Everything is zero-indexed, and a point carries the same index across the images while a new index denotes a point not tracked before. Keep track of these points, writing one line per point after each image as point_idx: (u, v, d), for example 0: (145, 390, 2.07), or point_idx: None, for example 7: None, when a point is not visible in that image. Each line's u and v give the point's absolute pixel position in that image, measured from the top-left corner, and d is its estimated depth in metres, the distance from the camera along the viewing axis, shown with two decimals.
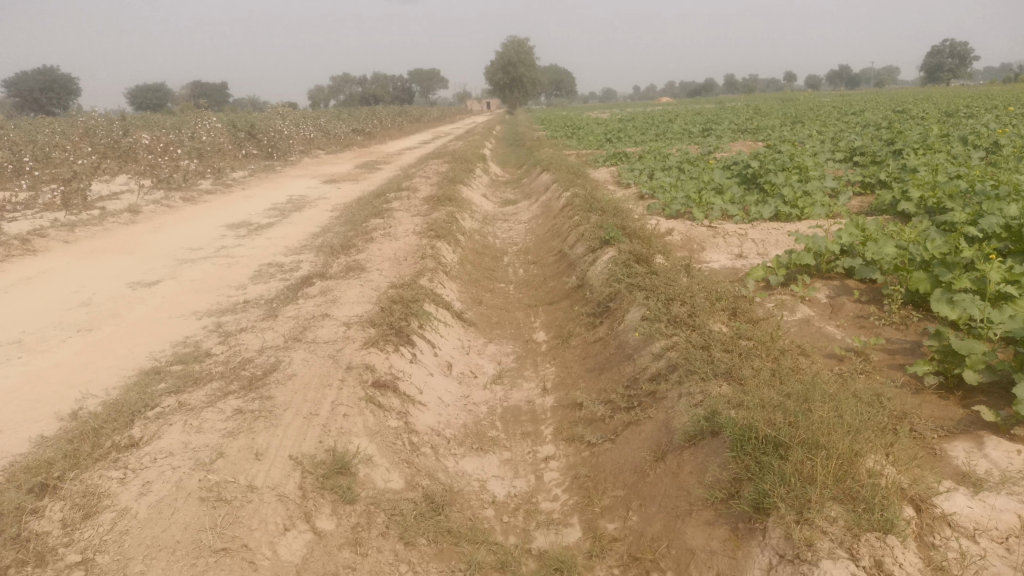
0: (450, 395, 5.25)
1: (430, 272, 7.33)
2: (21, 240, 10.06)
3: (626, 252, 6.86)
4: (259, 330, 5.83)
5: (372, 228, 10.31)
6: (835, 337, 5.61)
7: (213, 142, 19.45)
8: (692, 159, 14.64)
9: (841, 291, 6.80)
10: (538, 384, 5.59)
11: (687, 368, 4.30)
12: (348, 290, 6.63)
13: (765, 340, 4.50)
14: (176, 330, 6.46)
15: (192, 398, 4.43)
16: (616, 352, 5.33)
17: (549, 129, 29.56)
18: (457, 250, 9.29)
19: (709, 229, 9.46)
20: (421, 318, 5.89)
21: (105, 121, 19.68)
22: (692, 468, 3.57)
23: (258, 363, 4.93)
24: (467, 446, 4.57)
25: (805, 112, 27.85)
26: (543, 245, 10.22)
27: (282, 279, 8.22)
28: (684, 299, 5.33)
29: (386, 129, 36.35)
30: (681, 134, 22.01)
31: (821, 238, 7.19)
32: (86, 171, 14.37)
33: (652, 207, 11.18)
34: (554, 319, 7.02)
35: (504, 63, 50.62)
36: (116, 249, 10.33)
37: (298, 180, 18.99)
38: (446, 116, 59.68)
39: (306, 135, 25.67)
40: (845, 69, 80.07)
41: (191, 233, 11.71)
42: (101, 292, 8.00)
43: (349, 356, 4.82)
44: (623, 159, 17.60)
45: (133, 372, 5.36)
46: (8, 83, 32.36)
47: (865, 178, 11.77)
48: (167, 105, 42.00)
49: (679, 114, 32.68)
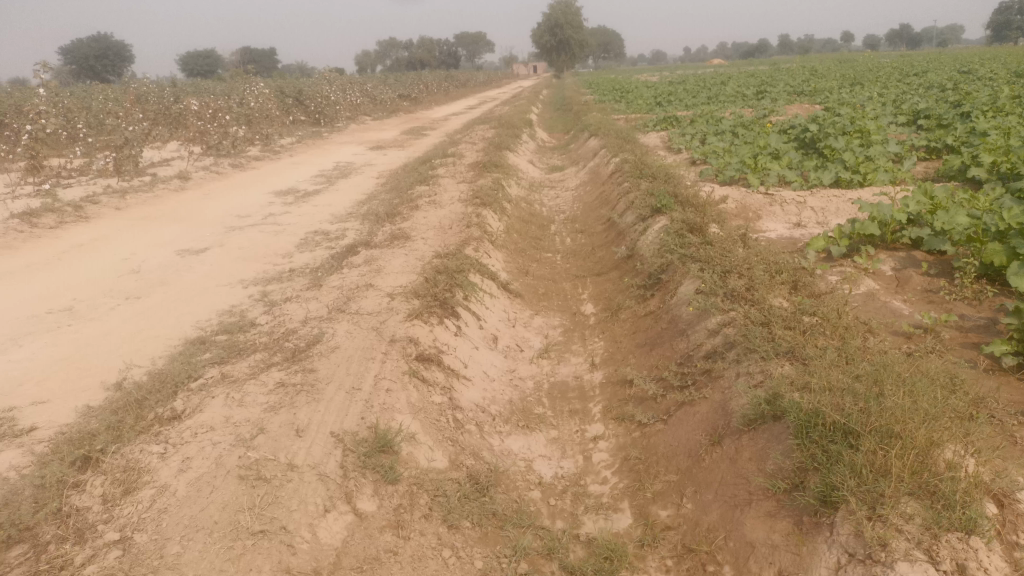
0: (496, 369, 5.11)
1: (476, 242, 7.18)
2: (74, 207, 10.21)
3: (679, 221, 6.58)
4: (304, 300, 5.76)
5: (417, 195, 10.17)
6: (902, 314, 5.30)
7: (262, 108, 19.52)
8: (747, 123, 14.13)
9: (907, 263, 6.44)
10: (586, 359, 5.42)
11: (746, 346, 4.07)
12: (393, 259, 6.52)
13: (830, 317, 4.24)
14: (223, 298, 6.44)
15: (235, 369, 4.37)
16: (669, 327, 5.12)
17: (597, 93, 28.95)
18: (504, 218, 9.11)
19: (765, 197, 9.09)
20: (467, 289, 5.75)
21: (156, 88, 19.87)
22: (752, 455, 3.36)
23: (302, 334, 4.84)
24: (513, 424, 4.43)
25: (864, 73, 26.71)
26: (591, 213, 9.98)
27: (329, 247, 8.15)
28: (742, 271, 5.07)
29: (432, 94, 36.11)
30: (734, 97, 21.32)
31: (887, 207, 6.81)
32: (137, 138, 14.53)
33: (705, 173, 10.83)
34: (603, 291, 6.82)
35: (551, 26, 49.69)
36: (167, 217, 10.41)
37: (345, 147, 18.96)
38: (493, 81, 59.10)
39: (353, 102, 25.63)
40: (907, 28, 76.70)
41: (240, 200, 11.75)
42: (151, 259, 8.04)
43: (393, 328, 4.70)
44: (674, 124, 17.12)
45: (179, 341, 5.33)
46: (65, 51, 32.96)
47: (931, 142, 11.19)
48: (218, 71, 42.41)
49: (732, 76, 31.70)
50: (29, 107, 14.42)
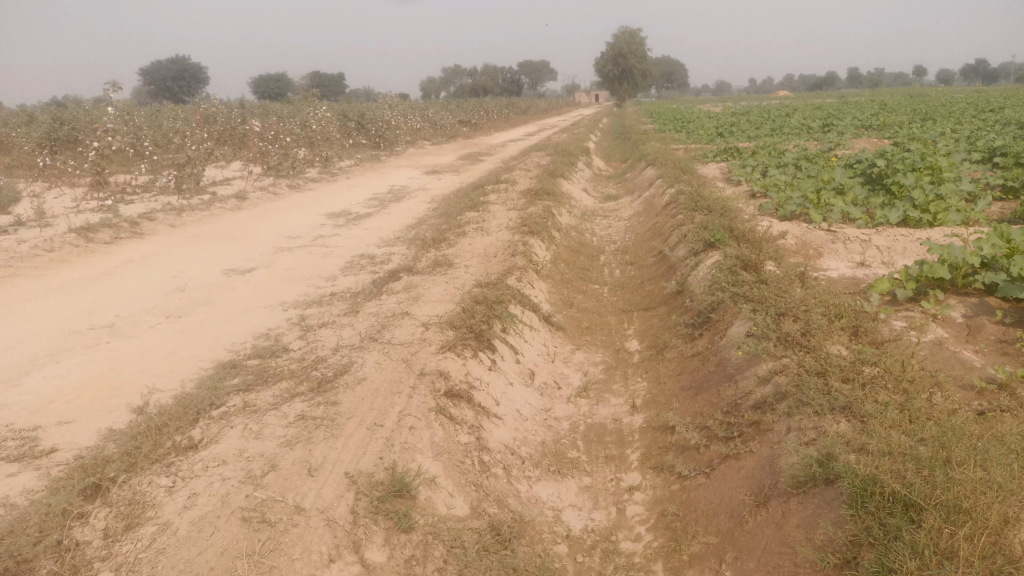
0: (531, 408, 4.87)
1: (520, 271, 6.98)
2: (131, 222, 10.40)
3: (733, 257, 6.27)
4: (339, 326, 5.63)
5: (466, 221, 10.07)
6: (974, 366, 4.89)
7: (323, 130, 19.83)
8: (810, 156, 13.68)
9: (980, 310, 6.01)
10: (627, 400, 5.14)
11: (799, 398, 3.75)
12: (432, 287, 6.37)
13: (893, 370, 3.89)
14: (262, 321, 6.36)
15: (259, 398, 4.24)
16: (716, 370, 4.82)
17: (658, 123, 28.70)
18: (552, 247, 8.90)
19: (827, 233, 8.69)
20: (505, 321, 5.54)
21: (223, 109, 20.39)
22: (799, 522, 3.05)
23: (331, 363, 4.69)
24: (544, 468, 4.18)
25: (936, 107, 25.90)
26: (643, 245, 9.70)
27: (372, 272, 8.06)
28: (798, 314, 4.74)
29: (492, 120, 36.34)
30: (798, 129, 20.81)
31: (959, 249, 6.40)
32: (200, 157, 14.84)
33: (764, 207, 10.46)
34: (649, 327, 6.53)
35: (614, 55, 49.73)
36: (219, 235, 10.51)
37: (401, 170, 19.10)
38: (554, 108, 59.28)
39: (413, 126, 25.91)
40: (982, 64, 74.49)
41: (293, 221, 11.83)
42: (198, 278, 8.07)
43: (423, 361, 4.52)
44: (735, 155, 16.72)
45: (211, 364, 5.25)
46: (144, 73, 34.27)
47: (1008, 181, 10.63)
48: (286, 94, 43.61)
49: (798, 108, 31.12)
50: (99, 125, 14.88)
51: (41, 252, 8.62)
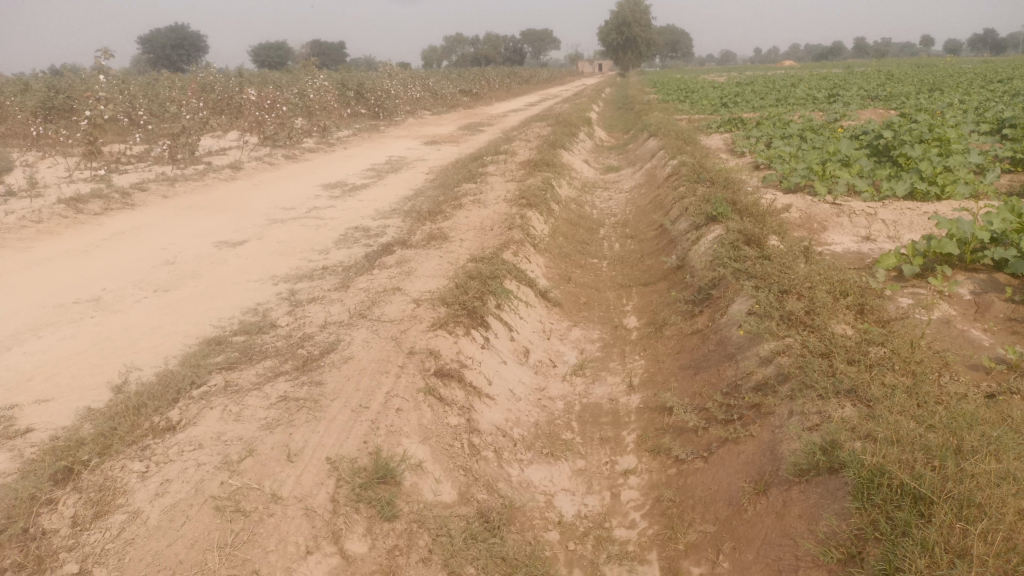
0: (525, 387, 4.72)
1: (516, 245, 6.81)
2: (122, 193, 10.20)
3: (735, 231, 6.09)
4: (328, 302, 5.47)
5: (463, 193, 9.86)
6: (982, 346, 4.74)
7: (320, 100, 19.50)
8: (815, 127, 13.42)
9: (989, 287, 5.84)
10: (624, 379, 4.99)
11: (802, 381, 3.59)
12: (425, 261, 6.19)
13: (900, 351, 3.74)
14: (251, 295, 6.20)
15: (242, 377, 4.09)
16: (716, 349, 4.66)
17: (661, 93, 28.26)
18: (550, 220, 8.70)
19: (832, 206, 8.48)
20: (500, 297, 5.38)
21: (220, 77, 20.05)
22: (801, 513, 2.91)
23: (317, 341, 4.53)
24: (537, 451, 4.04)
25: (942, 77, 25.52)
26: (643, 218, 9.51)
27: (366, 245, 7.88)
28: (802, 292, 4.58)
29: (493, 89, 35.83)
30: (803, 99, 20.46)
31: (968, 223, 6.22)
32: (194, 126, 14.58)
33: (768, 179, 10.24)
34: (648, 303, 6.37)
35: (618, 24, 48.95)
36: (211, 206, 10.32)
37: (400, 140, 18.82)
38: (556, 78, 58.57)
39: (413, 95, 25.54)
40: (990, 35, 73.57)
41: (288, 192, 11.62)
42: (188, 250, 7.90)
43: (413, 339, 4.36)
44: (739, 126, 16.42)
45: (196, 341, 5.10)
46: (143, 41, 33.66)
47: (1017, 153, 10.41)
48: (287, 62, 43.00)
49: (803, 78, 30.68)
50: (92, 93, 14.60)
51: (29, 223, 8.43)
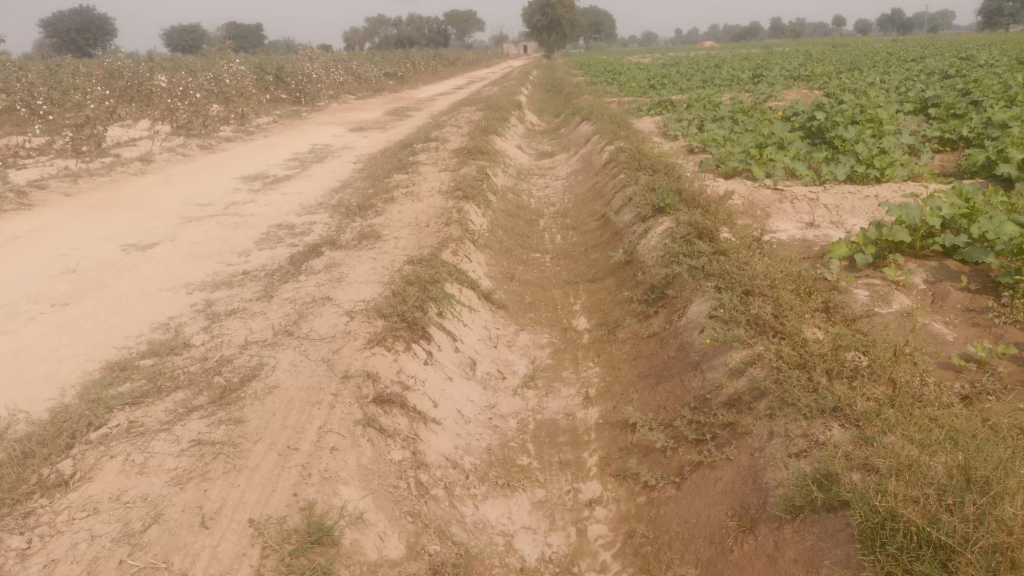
0: (474, 405, 4.30)
1: (455, 243, 6.36)
2: (17, 193, 9.29)
3: (686, 223, 5.78)
4: (249, 315, 4.92)
5: (394, 185, 9.34)
6: (947, 341, 4.54)
7: (237, 85, 18.50)
8: (746, 109, 13.33)
9: (942, 274, 5.68)
10: (579, 391, 4.64)
11: (781, 398, 3.28)
12: (357, 265, 5.70)
13: (880, 360, 3.46)
14: (161, 308, 5.58)
15: (149, 414, 3.53)
16: (678, 356, 4.34)
17: (589, 74, 28.03)
18: (488, 212, 8.28)
19: (774, 192, 8.30)
20: (441, 304, 4.94)
21: (129, 63, 18.80)
22: (797, 557, 2.60)
23: (237, 365, 4.00)
24: (492, 481, 3.64)
25: (860, 58, 26.02)
26: (583, 207, 9.19)
27: (291, 245, 7.31)
28: (766, 293, 4.27)
29: (419, 72, 34.98)
30: (729, 80, 20.50)
31: (917, 209, 6.05)
32: (100, 117, 13.56)
33: (705, 163, 10.06)
34: (597, 302, 6.02)
35: (542, 5, 48.46)
36: (119, 204, 9.49)
37: (324, 127, 18.02)
38: (483, 61, 57.86)
39: (337, 80, 24.60)
40: (899, 15, 76.21)
41: (204, 186, 10.85)
42: (92, 256, 7.17)
43: (347, 361, 3.88)
44: (670, 109, 16.26)
45: (98, 367, 4.49)
46: (46, 24, 31.66)
47: (945, 133, 10.47)
48: (202, 46, 41.10)
49: (726, 59, 30.91)
50: None
51: None
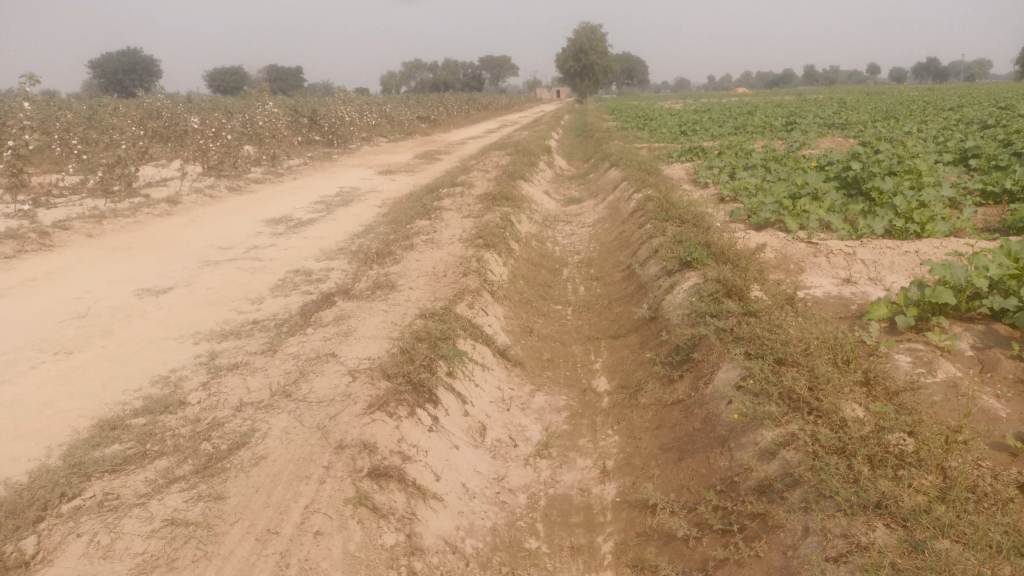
0: (481, 477, 3.99)
1: (472, 295, 6.11)
2: (40, 233, 9.25)
3: (714, 280, 5.46)
4: (250, 371, 4.68)
5: (416, 231, 9.15)
6: (1000, 418, 4.14)
7: (270, 127, 18.66)
8: (779, 157, 13.03)
9: (992, 340, 5.27)
10: (596, 463, 4.31)
11: (817, 489, 2.94)
12: (368, 318, 5.46)
13: (930, 445, 3.10)
14: (165, 357, 5.38)
15: (126, 483, 3.27)
16: (703, 429, 4.00)
17: (621, 120, 27.96)
18: (509, 261, 8.03)
19: (808, 245, 7.95)
20: (451, 363, 4.67)
21: (166, 103, 19.08)
22: None
23: (227, 431, 3.75)
24: (495, 569, 3.33)
25: (896, 106, 25.64)
26: (609, 257, 8.92)
27: (305, 292, 7.13)
28: (800, 362, 3.93)
29: (452, 116, 35.24)
30: (761, 127, 20.26)
31: (962, 268, 5.67)
32: (132, 156, 13.65)
33: (736, 213, 9.75)
34: (620, 361, 5.70)
35: (575, 51, 48.87)
36: (140, 246, 9.42)
37: (353, 170, 18.07)
38: (516, 105, 58.38)
39: (370, 122, 24.79)
40: (934, 63, 75.88)
41: (227, 228, 10.78)
42: (104, 300, 7.04)
43: (344, 428, 3.62)
44: (700, 155, 16.03)
45: (90, 423, 4.27)
46: (94, 65, 32.59)
47: (988, 186, 10.06)
48: (243, 88, 41.97)
49: (758, 106, 30.65)
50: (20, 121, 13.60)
51: None
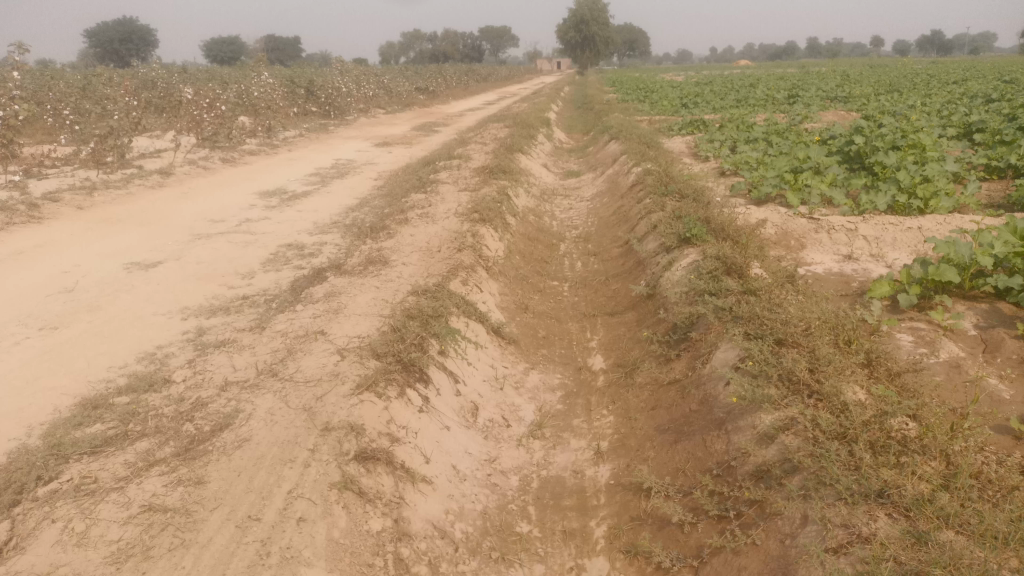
0: (472, 459, 3.91)
1: (466, 271, 5.99)
2: (29, 206, 9.09)
3: (713, 257, 5.33)
4: (237, 349, 4.58)
5: (411, 205, 9.01)
6: (1004, 400, 4.03)
7: (265, 98, 18.38)
8: (780, 131, 12.83)
9: (996, 320, 5.15)
10: (590, 444, 4.21)
11: (817, 476, 2.85)
12: (359, 295, 5.34)
13: (935, 430, 3.00)
14: (152, 333, 5.26)
15: (105, 466, 3.18)
16: (700, 411, 3.90)
17: (621, 92, 27.62)
18: (505, 236, 7.90)
19: (810, 221, 7.81)
20: (443, 342, 4.56)
21: (161, 73, 18.78)
22: None
23: (211, 412, 3.66)
24: (484, 554, 3.24)
25: (900, 79, 25.30)
26: (607, 232, 8.78)
27: (297, 267, 7.00)
28: (801, 342, 3.82)
29: (451, 88, 34.82)
30: (763, 100, 20.00)
31: (966, 246, 5.54)
32: (125, 126, 13.42)
33: (736, 188, 9.59)
34: (616, 339, 5.60)
35: (576, 22, 48.24)
36: (131, 219, 9.27)
37: (349, 142, 17.85)
38: (516, 77, 57.76)
39: (368, 93, 24.48)
40: (938, 35, 75.15)
41: (220, 201, 10.63)
42: (92, 274, 6.91)
43: (331, 410, 3.51)
44: (702, 129, 15.80)
45: (73, 401, 4.16)
46: (89, 34, 32.14)
47: (992, 161, 9.89)
48: (241, 57, 41.41)
49: (761, 79, 30.28)
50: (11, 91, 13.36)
51: None
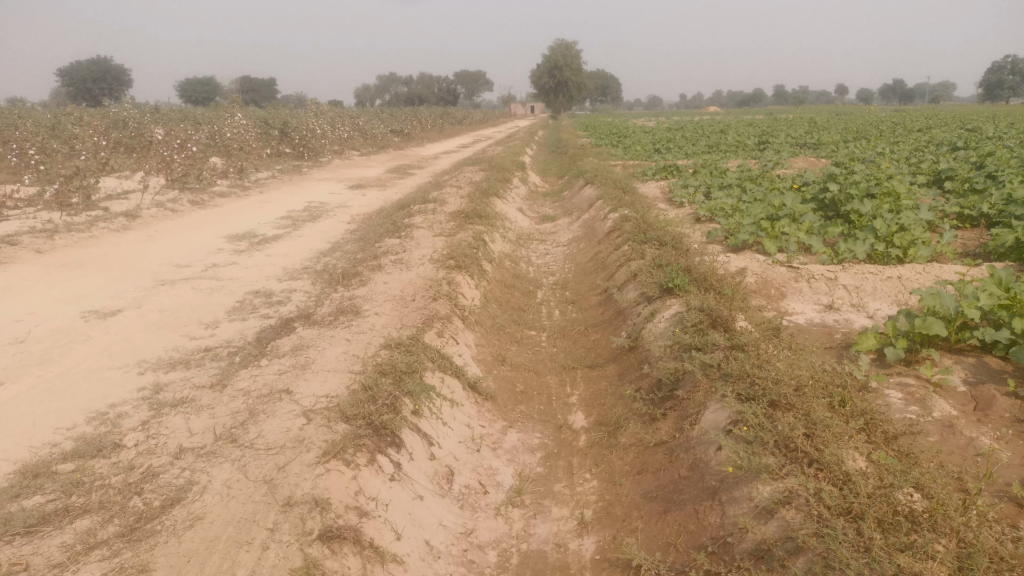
0: (447, 531, 3.63)
1: (441, 322, 5.75)
2: None
3: (696, 308, 5.15)
4: (196, 409, 4.28)
5: (385, 251, 8.78)
6: (1002, 462, 3.86)
7: (238, 139, 18.15)
8: (754, 177, 12.86)
9: (985, 374, 4.99)
10: (573, 512, 3.96)
11: (824, 560, 2.64)
12: (328, 349, 5.08)
13: (945, 502, 2.81)
14: (106, 390, 4.93)
15: (39, 549, 2.87)
16: (691, 478, 3.68)
17: (594, 137, 27.85)
18: (481, 283, 7.69)
19: (789, 269, 7.71)
20: (417, 401, 4.30)
21: (131, 112, 18.48)
22: None
23: (163, 484, 3.36)
24: None
25: (866, 126, 25.81)
26: (584, 279, 8.62)
27: (264, 316, 6.71)
28: (794, 403, 3.62)
29: (426, 130, 34.90)
30: (734, 146, 20.19)
31: (952, 298, 5.39)
32: (91, 167, 13.09)
33: (713, 235, 9.51)
34: (597, 395, 5.37)
35: (549, 67, 48.91)
36: (92, 264, 8.92)
37: (323, 184, 17.64)
38: (490, 121, 58.27)
39: (342, 135, 24.39)
40: (899, 85, 77.46)
41: (187, 245, 10.33)
42: (46, 324, 6.55)
43: (294, 481, 3.24)
44: (675, 174, 15.84)
45: (12, 469, 3.82)
46: (61, 72, 31.79)
47: (965, 209, 9.93)
48: (216, 98, 41.23)
49: (731, 125, 30.78)
50: None
51: None
